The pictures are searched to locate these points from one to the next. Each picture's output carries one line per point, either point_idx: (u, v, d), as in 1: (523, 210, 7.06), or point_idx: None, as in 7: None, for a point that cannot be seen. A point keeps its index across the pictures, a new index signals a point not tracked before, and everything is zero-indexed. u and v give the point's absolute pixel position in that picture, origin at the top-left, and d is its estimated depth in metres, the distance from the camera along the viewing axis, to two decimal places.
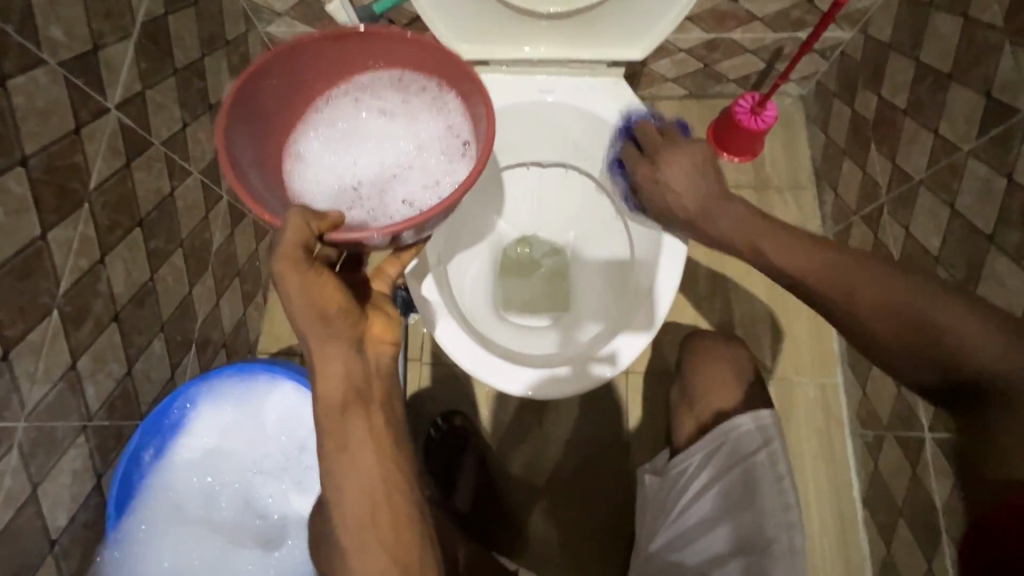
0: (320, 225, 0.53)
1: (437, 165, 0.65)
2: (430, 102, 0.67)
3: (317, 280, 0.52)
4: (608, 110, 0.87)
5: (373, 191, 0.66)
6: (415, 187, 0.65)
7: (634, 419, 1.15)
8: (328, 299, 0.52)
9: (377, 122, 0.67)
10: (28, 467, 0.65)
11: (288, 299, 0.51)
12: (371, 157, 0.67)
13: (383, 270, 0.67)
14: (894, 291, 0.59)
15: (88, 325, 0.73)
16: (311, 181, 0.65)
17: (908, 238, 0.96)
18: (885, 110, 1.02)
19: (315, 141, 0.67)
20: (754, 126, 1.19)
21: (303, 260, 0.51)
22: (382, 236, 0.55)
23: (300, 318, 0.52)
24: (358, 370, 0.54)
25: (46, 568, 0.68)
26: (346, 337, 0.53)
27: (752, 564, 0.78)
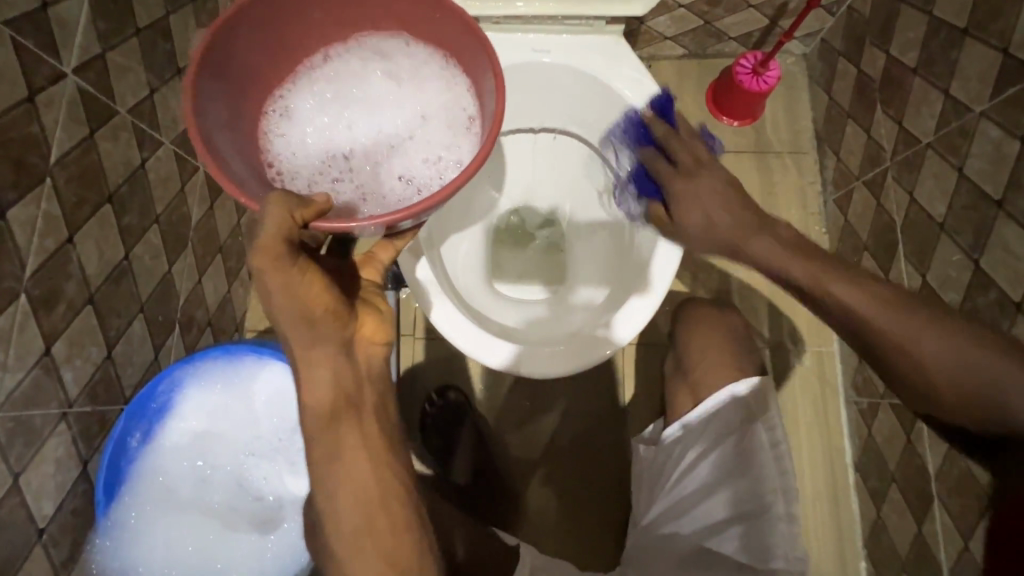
0: (304, 213, 0.48)
1: (435, 142, 0.61)
2: (438, 73, 0.62)
3: (301, 280, 0.50)
4: (608, 72, 0.81)
5: (365, 168, 0.61)
6: (413, 163, 0.61)
7: (629, 390, 1.15)
8: (314, 302, 0.51)
9: (379, 87, 0.63)
10: (7, 458, 0.62)
11: (269, 298, 0.49)
12: (369, 124, 0.62)
13: (374, 256, 0.65)
14: (967, 349, 0.55)
15: (60, 309, 0.69)
16: (298, 148, 0.61)
17: (912, 204, 0.93)
18: (893, 69, 0.98)
19: (309, 102, 0.62)
20: (756, 87, 1.14)
21: (286, 257, 0.48)
22: (373, 227, 0.52)
23: (282, 319, 0.50)
24: (347, 373, 0.53)
25: (36, 557, 0.66)
26: (333, 340, 0.52)
27: (752, 529, 0.80)
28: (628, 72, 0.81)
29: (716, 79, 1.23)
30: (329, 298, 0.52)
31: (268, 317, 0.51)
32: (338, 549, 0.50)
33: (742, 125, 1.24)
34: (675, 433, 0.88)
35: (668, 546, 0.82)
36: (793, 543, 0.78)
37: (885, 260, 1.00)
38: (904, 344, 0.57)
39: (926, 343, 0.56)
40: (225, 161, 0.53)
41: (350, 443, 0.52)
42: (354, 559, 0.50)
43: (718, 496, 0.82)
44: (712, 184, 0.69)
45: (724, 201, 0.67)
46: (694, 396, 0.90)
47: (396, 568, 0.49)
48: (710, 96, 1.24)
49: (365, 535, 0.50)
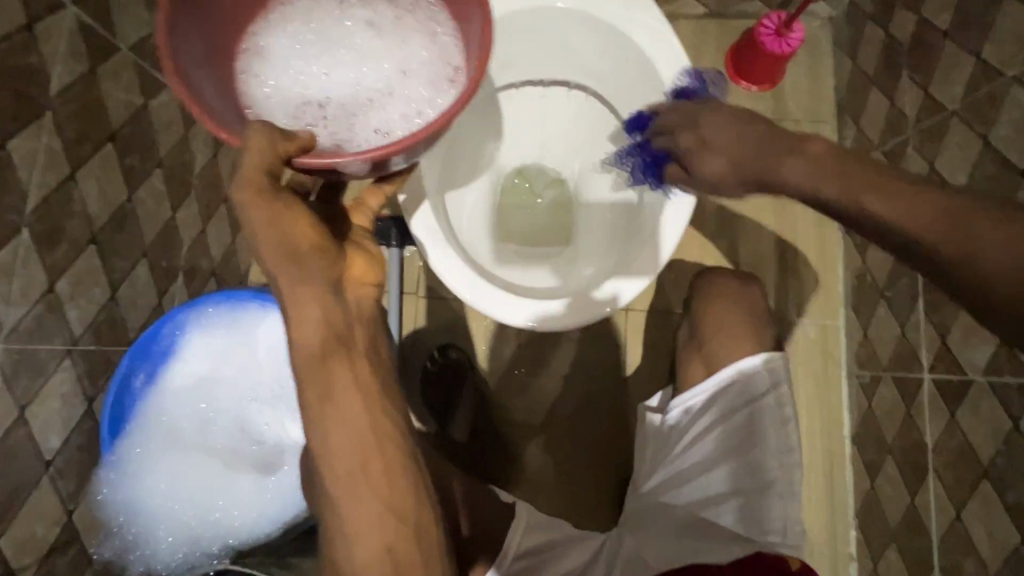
0: (286, 147, 0.47)
1: (424, 84, 0.56)
2: (423, 18, 0.57)
3: (286, 213, 0.46)
4: (622, 19, 0.78)
5: (347, 107, 0.55)
6: (393, 115, 0.55)
7: (631, 356, 1.15)
8: (299, 235, 0.46)
9: (359, 31, 0.57)
10: (12, 389, 0.63)
11: (252, 233, 0.45)
12: (345, 69, 0.56)
13: (364, 202, 0.63)
14: (915, 205, 0.48)
15: (63, 246, 0.69)
16: (271, 93, 0.55)
17: (932, 174, 0.91)
18: (923, 32, 0.93)
19: (283, 44, 0.56)
20: (778, 50, 1.10)
21: (267, 186, 0.46)
22: (359, 163, 0.50)
23: (267, 256, 0.46)
24: (337, 313, 0.47)
25: (43, 488, 0.68)
26: (321, 277, 0.47)
27: (749, 503, 0.81)
28: (645, 20, 0.78)
29: (736, 42, 1.19)
30: (316, 233, 0.48)
31: (250, 255, 0.47)
32: None
33: (761, 91, 1.20)
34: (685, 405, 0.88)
35: (667, 512, 0.82)
36: (789, 520, 0.80)
37: None
38: (962, 251, 0.45)
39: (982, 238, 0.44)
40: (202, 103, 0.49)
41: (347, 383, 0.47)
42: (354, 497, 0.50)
43: (724, 470, 0.83)
44: (725, 121, 0.62)
45: (744, 121, 0.61)
46: (706, 367, 0.90)
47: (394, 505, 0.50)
48: (730, 58, 1.19)
49: None
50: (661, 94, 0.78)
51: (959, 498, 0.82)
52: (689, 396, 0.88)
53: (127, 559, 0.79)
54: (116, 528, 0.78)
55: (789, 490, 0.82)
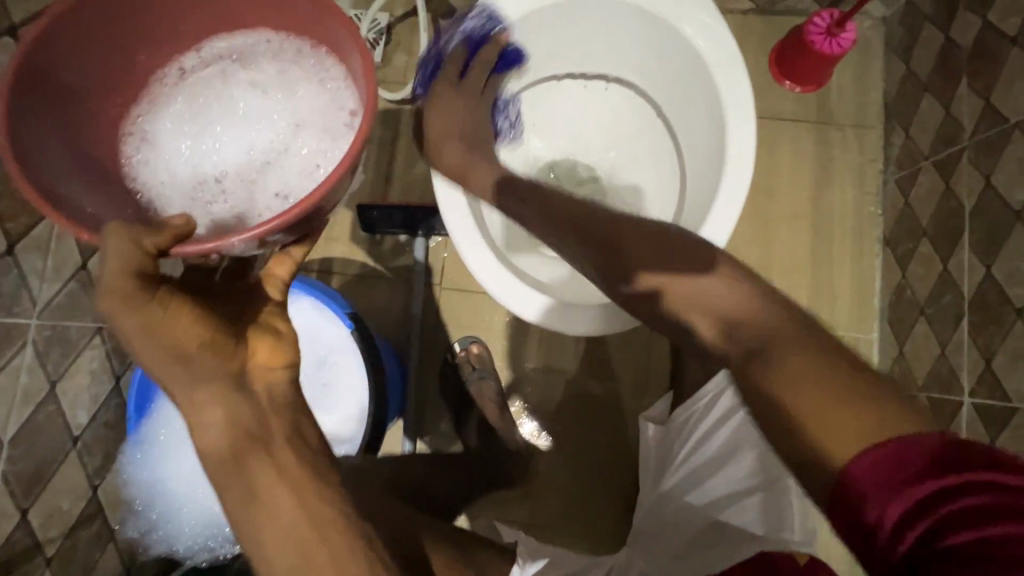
0: (155, 242, 0.40)
1: (317, 147, 0.50)
2: (307, 65, 0.51)
3: (164, 318, 0.40)
4: (678, 14, 0.74)
5: (240, 184, 0.50)
6: (293, 176, 0.49)
7: (652, 361, 1.13)
8: (185, 339, 0.41)
9: (244, 96, 0.51)
10: (45, 365, 0.63)
11: (129, 342, 0.41)
12: (236, 136, 0.51)
13: (271, 272, 0.52)
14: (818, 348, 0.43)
15: None
16: (161, 176, 0.50)
17: (986, 189, 0.86)
18: (988, 38, 0.88)
19: (163, 120, 0.51)
20: (828, 50, 1.05)
21: (138, 294, 0.39)
22: (245, 243, 0.43)
23: (151, 366, 0.41)
24: (244, 410, 0.42)
25: (69, 463, 0.68)
26: (216, 376, 0.42)
27: (769, 500, 0.78)
28: (700, 15, 0.74)
29: (783, 39, 1.14)
30: (206, 332, 0.42)
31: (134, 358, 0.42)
32: None
33: (805, 92, 1.16)
34: (686, 414, 0.91)
35: (681, 516, 0.82)
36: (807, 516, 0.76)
37: (946, 248, 0.94)
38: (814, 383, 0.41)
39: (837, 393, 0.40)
40: (81, 213, 0.43)
41: (268, 476, 0.41)
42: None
43: (736, 467, 0.82)
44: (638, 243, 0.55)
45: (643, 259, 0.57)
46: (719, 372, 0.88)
47: None
48: (775, 57, 1.15)
49: None
50: (713, 93, 0.75)
51: None
52: (682, 408, 0.94)
53: (150, 539, 0.79)
54: (139, 507, 0.77)
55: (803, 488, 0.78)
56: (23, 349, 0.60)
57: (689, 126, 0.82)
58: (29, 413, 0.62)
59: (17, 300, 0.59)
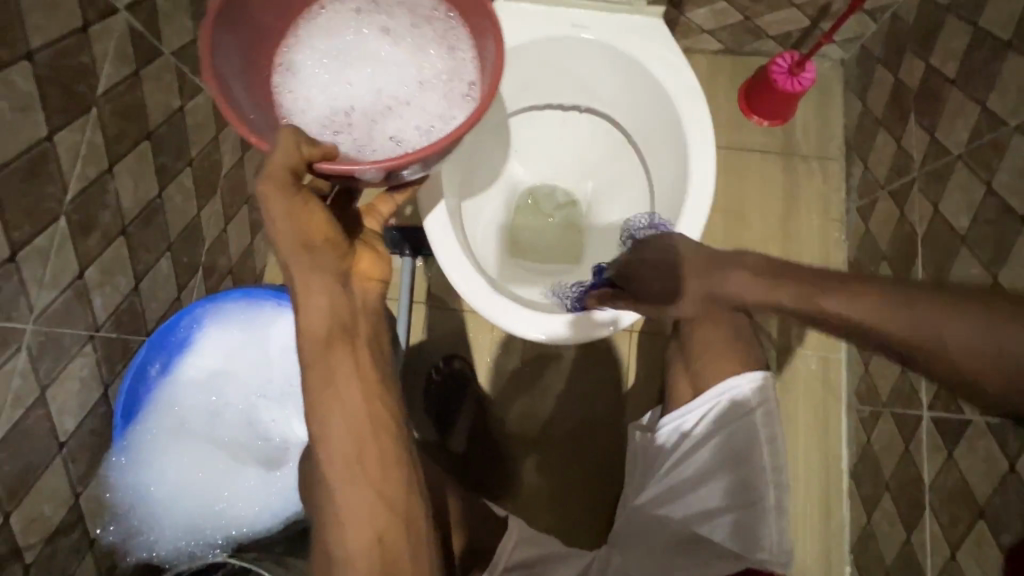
0: (310, 151, 0.48)
1: (435, 105, 0.57)
2: (442, 34, 0.59)
3: (303, 208, 0.51)
4: (644, 53, 0.81)
5: (364, 120, 0.57)
6: (408, 125, 0.57)
7: (632, 376, 1.17)
8: (314, 231, 0.52)
9: (385, 53, 0.58)
10: (36, 370, 0.65)
11: (271, 222, 0.50)
12: (367, 78, 0.58)
13: (375, 208, 0.66)
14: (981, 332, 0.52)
15: (95, 236, 0.72)
16: (297, 101, 0.57)
17: (935, 216, 0.93)
18: (931, 80, 0.97)
19: (311, 54, 0.58)
20: (790, 88, 1.14)
21: (291, 185, 0.49)
22: (374, 171, 0.49)
23: (283, 245, 0.51)
24: (344, 304, 0.53)
25: (55, 468, 0.69)
26: (331, 268, 0.53)
27: (742, 520, 0.81)
28: (668, 57, 0.81)
29: (750, 77, 1.23)
30: (328, 229, 0.53)
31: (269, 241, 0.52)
32: (329, 481, 0.51)
33: (772, 125, 1.24)
34: (674, 424, 0.90)
35: (657, 530, 0.84)
36: (782, 544, 0.79)
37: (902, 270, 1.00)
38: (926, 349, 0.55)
39: (948, 331, 0.54)
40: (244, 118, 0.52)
41: (347, 368, 0.53)
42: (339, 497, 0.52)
43: (712, 486, 0.84)
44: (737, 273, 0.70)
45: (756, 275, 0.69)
46: (692, 386, 0.92)
47: (384, 502, 0.52)
48: (743, 94, 1.23)
49: (354, 463, 0.51)
50: (678, 125, 0.81)
51: (954, 537, 0.82)
52: (668, 418, 0.92)
53: (131, 546, 0.80)
54: (122, 513, 0.79)
55: (779, 505, 0.82)
56: (18, 353, 0.62)
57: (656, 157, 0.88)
58: (18, 416, 0.63)
59: (15, 306, 0.61)
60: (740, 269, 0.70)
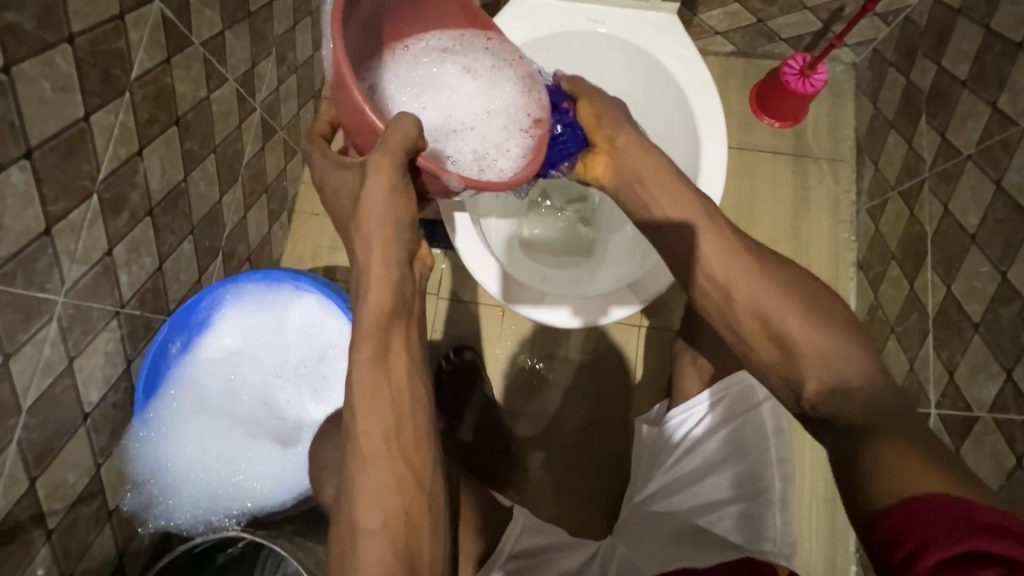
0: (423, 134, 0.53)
1: (496, 138, 0.67)
2: (513, 78, 0.68)
3: (403, 188, 0.52)
4: (657, 47, 0.83)
5: (430, 138, 0.65)
6: (465, 150, 0.66)
7: (640, 372, 1.17)
8: (406, 212, 0.52)
9: (455, 85, 0.68)
10: (66, 341, 0.68)
11: (370, 193, 0.50)
12: (436, 105, 0.67)
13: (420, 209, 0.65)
14: (820, 334, 0.54)
15: (124, 216, 0.74)
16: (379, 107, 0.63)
17: (945, 215, 0.94)
18: (943, 81, 0.98)
19: (392, 74, 0.65)
20: (803, 89, 1.15)
21: (401, 165, 0.51)
22: (457, 182, 0.57)
23: (373, 218, 0.51)
24: (409, 285, 0.53)
25: (79, 438, 0.72)
26: (407, 250, 0.53)
27: (749, 511, 0.82)
28: (678, 49, 0.83)
29: (763, 79, 1.25)
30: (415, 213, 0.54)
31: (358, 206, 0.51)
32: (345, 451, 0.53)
33: (783, 127, 1.25)
34: (680, 418, 0.92)
35: (663, 520, 0.85)
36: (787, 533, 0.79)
37: (912, 270, 1.01)
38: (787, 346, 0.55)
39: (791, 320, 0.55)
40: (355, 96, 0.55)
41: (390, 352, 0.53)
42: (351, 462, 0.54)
43: (719, 478, 0.86)
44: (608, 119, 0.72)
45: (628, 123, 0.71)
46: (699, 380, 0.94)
47: None
48: (755, 95, 1.25)
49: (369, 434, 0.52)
50: (689, 118, 0.82)
51: None
52: (676, 411, 0.94)
53: (149, 515, 0.83)
54: (142, 484, 0.81)
55: (784, 498, 0.82)
56: (49, 323, 0.65)
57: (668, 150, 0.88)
58: (48, 384, 0.66)
59: (49, 277, 0.64)
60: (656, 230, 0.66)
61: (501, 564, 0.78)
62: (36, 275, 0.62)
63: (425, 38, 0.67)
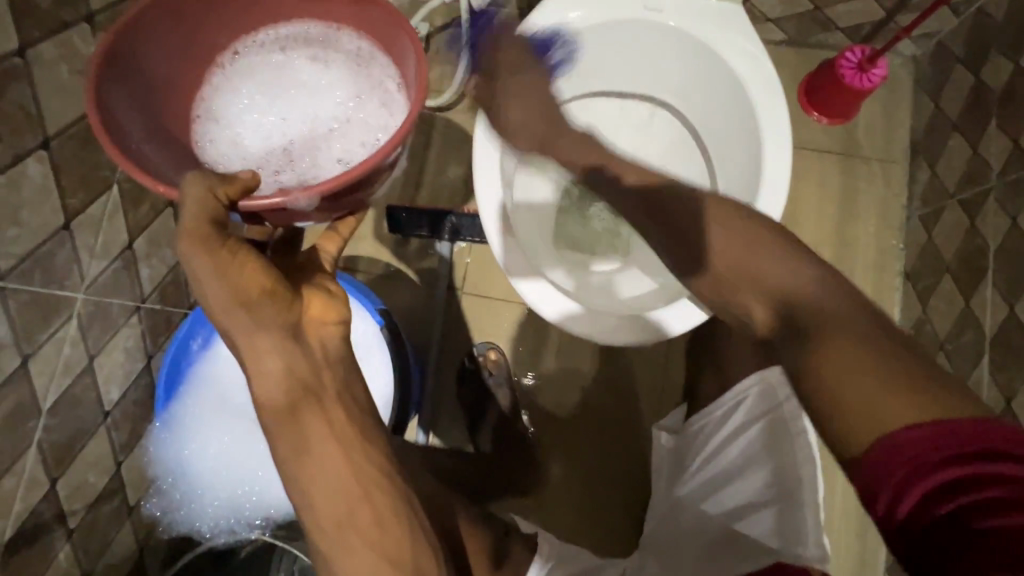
0: (225, 191, 0.48)
1: (375, 121, 0.58)
2: (360, 56, 0.60)
3: (232, 263, 0.49)
4: (718, 41, 0.77)
5: (305, 150, 0.59)
6: (354, 145, 0.58)
7: (668, 378, 1.13)
8: (249, 284, 0.49)
9: (311, 85, 0.60)
10: (86, 339, 0.65)
11: (200, 283, 0.49)
12: (301, 110, 0.60)
13: (322, 248, 0.64)
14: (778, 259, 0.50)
15: (145, 207, 0.71)
16: (231, 146, 0.59)
17: (1013, 229, 0.87)
18: (1019, 82, 0.90)
19: (237, 98, 0.59)
20: (859, 84, 1.07)
21: (213, 238, 0.48)
22: (306, 199, 0.50)
23: (219, 304, 0.49)
24: (300, 360, 0.51)
25: (99, 437, 0.70)
26: (274, 324, 0.50)
27: (786, 512, 0.77)
28: (743, 44, 0.76)
29: (814, 71, 1.17)
30: (267, 282, 0.51)
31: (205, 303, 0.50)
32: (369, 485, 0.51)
33: (832, 123, 1.18)
34: (701, 423, 0.91)
35: (692, 526, 0.82)
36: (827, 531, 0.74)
37: (968, 286, 0.95)
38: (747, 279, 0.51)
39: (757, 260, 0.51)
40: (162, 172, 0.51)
41: (320, 429, 0.51)
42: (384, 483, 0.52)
43: (749, 479, 0.83)
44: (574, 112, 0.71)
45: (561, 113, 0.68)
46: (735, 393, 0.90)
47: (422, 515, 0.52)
48: (804, 89, 1.17)
49: None
50: (752, 120, 0.77)
51: None
52: (696, 417, 0.94)
53: (171, 520, 0.82)
54: (165, 485, 0.80)
55: (820, 503, 0.77)
56: (69, 321, 0.62)
57: (725, 154, 0.83)
58: (68, 383, 0.63)
59: (68, 275, 0.61)
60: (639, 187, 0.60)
61: None
62: (55, 272, 0.59)
63: (259, 40, 0.60)
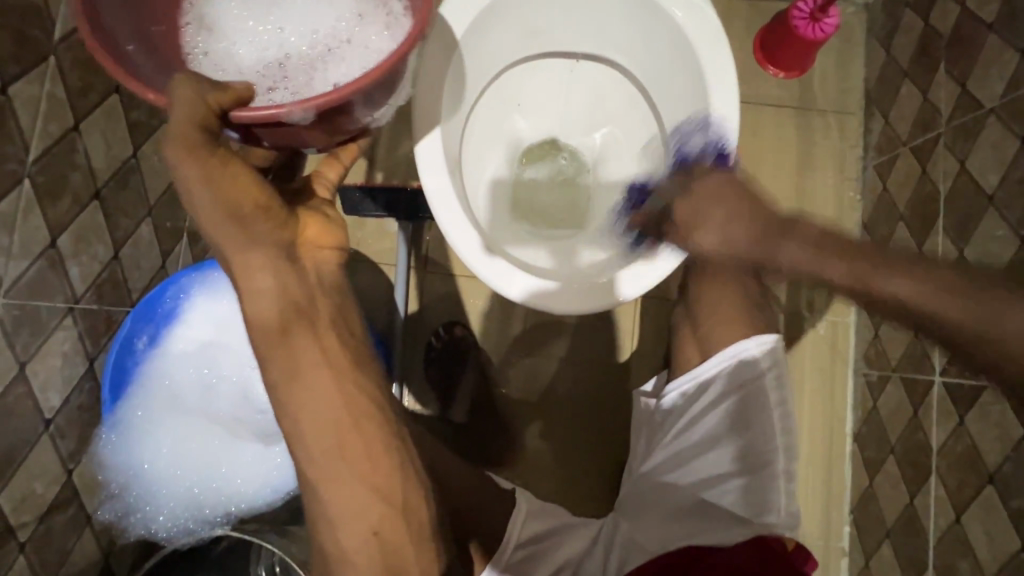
0: (218, 97, 0.44)
1: (376, 43, 0.52)
2: None
3: (223, 171, 0.47)
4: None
5: (299, 71, 0.52)
6: (353, 68, 0.51)
7: (636, 342, 1.14)
8: (242, 197, 0.48)
9: None
10: (13, 345, 0.61)
11: (189, 191, 0.46)
12: (297, 24, 0.53)
13: (321, 172, 0.61)
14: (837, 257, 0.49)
15: (66, 201, 0.66)
16: (222, 60, 0.52)
17: (961, 173, 0.88)
18: (965, 24, 0.90)
19: (222, 15, 0.53)
20: (812, 35, 1.06)
21: (201, 144, 0.44)
22: (301, 112, 0.45)
23: (208, 216, 0.47)
24: (295, 285, 0.51)
25: (43, 447, 0.67)
26: (269, 240, 0.50)
27: (754, 484, 0.80)
28: None
29: (767, 24, 1.15)
30: (260, 195, 0.49)
31: (196, 221, 0.49)
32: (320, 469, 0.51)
33: (788, 77, 1.16)
34: (678, 389, 0.89)
35: (664, 495, 0.82)
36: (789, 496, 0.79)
37: (921, 232, 0.96)
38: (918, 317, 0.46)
39: (838, 266, 0.49)
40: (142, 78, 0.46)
41: (313, 356, 0.51)
42: (345, 457, 0.52)
43: (720, 452, 0.83)
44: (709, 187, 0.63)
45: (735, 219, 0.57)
46: (700, 351, 0.90)
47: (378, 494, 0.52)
48: (759, 43, 1.15)
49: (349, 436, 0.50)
50: (698, 73, 0.77)
51: (961, 501, 0.83)
52: (675, 381, 0.90)
53: (126, 524, 0.79)
54: (116, 491, 0.78)
55: (788, 471, 0.81)
56: None
57: (673, 109, 0.84)
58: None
59: None
60: (792, 237, 0.52)
61: (509, 556, 0.72)
62: None
63: None
